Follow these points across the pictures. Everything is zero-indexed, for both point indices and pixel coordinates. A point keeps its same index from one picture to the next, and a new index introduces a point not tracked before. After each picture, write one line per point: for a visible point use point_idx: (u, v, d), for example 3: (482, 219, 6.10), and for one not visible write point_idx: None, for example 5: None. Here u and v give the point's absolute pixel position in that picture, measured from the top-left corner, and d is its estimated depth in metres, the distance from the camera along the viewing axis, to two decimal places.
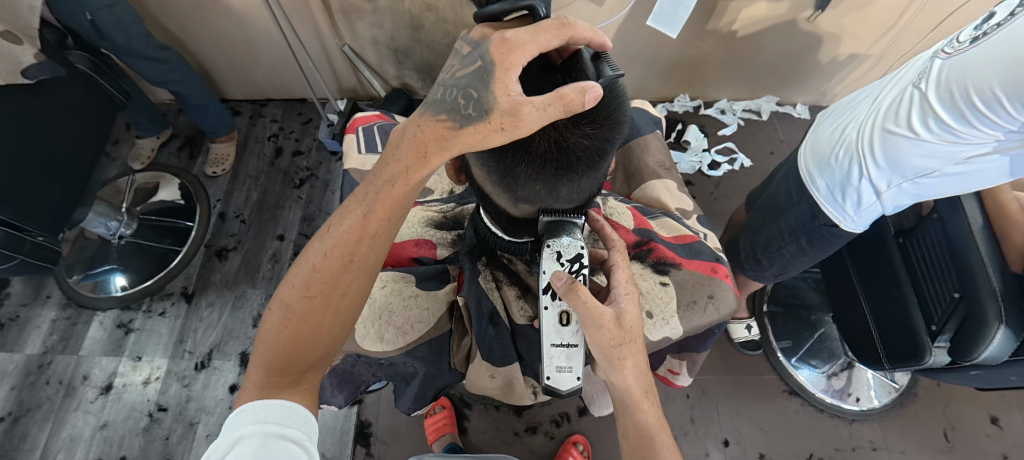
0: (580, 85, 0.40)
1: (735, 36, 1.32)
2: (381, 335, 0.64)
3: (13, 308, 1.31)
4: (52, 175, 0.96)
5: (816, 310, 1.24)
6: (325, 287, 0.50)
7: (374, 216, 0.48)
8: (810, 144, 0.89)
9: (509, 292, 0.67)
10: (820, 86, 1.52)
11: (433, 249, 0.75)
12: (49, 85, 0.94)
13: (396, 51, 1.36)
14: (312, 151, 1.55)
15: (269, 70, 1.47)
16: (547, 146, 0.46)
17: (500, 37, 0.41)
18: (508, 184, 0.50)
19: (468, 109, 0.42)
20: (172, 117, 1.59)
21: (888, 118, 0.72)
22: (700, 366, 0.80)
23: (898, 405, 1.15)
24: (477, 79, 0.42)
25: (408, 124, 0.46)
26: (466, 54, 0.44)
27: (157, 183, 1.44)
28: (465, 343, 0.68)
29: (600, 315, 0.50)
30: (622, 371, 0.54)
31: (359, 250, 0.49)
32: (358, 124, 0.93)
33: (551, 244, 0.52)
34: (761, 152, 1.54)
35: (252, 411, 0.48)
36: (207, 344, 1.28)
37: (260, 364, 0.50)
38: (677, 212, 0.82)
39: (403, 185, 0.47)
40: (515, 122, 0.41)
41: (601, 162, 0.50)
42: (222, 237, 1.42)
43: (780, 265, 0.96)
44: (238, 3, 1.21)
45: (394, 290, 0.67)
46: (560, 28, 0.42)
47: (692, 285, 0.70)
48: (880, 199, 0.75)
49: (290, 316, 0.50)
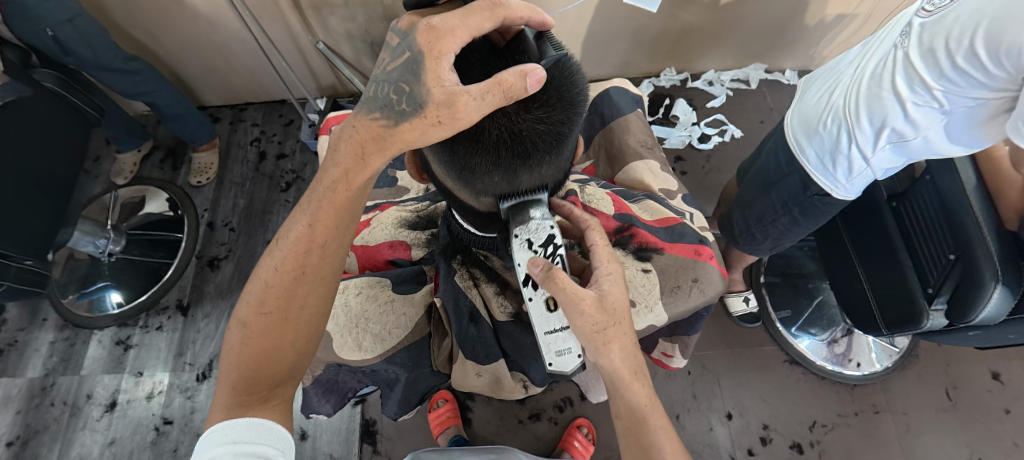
0: (520, 69, 0.38)
1: (718, 5, 1.29)
2: (359, 343, 0.63)
3: (11, 333, 1.31)
4: (36, 200, 0.96)
5: (813, 278, 1.24)
6: (281, 301, 0.49)
7: (320, 225, 0.48)
8: (796, 112, 0.87)
9: (487, 289, 0.67)
10: (808, 50, 1.49)
11: (408, 250, 0.74)
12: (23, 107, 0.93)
13: (372, 44, 1.33)
14: (295, 153, 1.53)
15: (245, 73, 1.44)
16: (499, 134, 0.44)
17: (427, 25, 0.39)
18: (466, 177, 0.48)
19: (403, 104, 0.41)
20: (151, 129, 1.56)
21: (874, 81, 0.70)
22: (693, 348, 0.78)
23: (899, 367, 1.15)
24: (407, 70, 0.40)
25: (345, 126, 0.45)
26: (395, 45, 0.42)
27: (142, 197, 1.43)
28: (447, 343, 0.68)
29: (581, 300, 0.49)
30: (609, 355, 0.52)
31: (311, 262, 0.49)
32: (331, 124, 0.91)
33: (519, 233, 0.50)
34: (750, 121, 1.52)
35: (227, 429, 0.47)
36: (207, 355, 1.27)
37: (228, 383, 0.50)
38: (660, 193, 0.80)
39: (346, 190, 0.47)
40: (452, 114, 0.39)
41: (561, 146, 0.48)
42: (213, 246, 1.41)
43: (774, 238, 0.95)
44: (204, 6, 1.17)
45: (370, 296, 0.66)
46: (492, 10, 0.40)
47: (676, 270, 0.69)
48: (870, 165, 0.74)
49: (249, 333, 0.50)
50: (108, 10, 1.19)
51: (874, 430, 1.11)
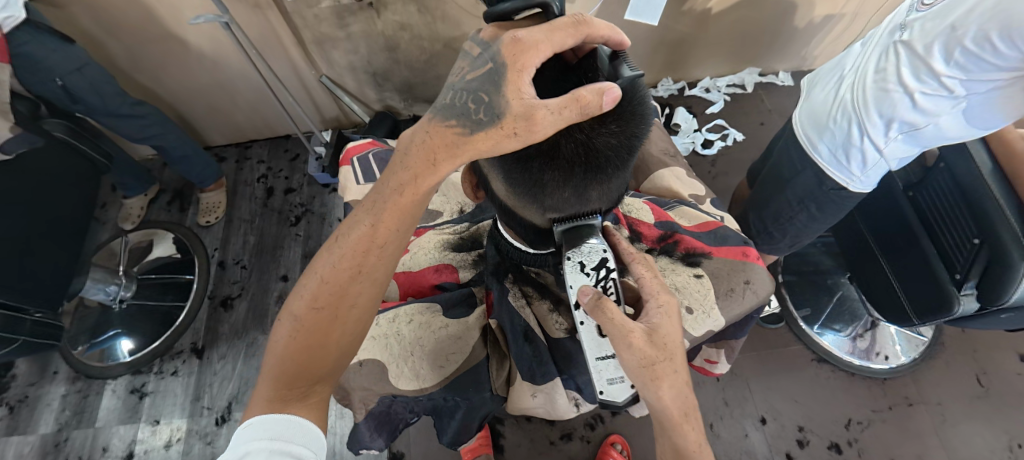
0: (596, 87, 0.38)
1: (710, 14, 1.33)
2: (417, 371, 0.61)
3: (20, 390, 1.27)
4: (47, 245, 0.95)
5: (831, 274, 1.23)
6: (335, 296, 0.48)
7: (382, 226, 0.47)
8: (803, 110, 0.88)
9: (541, 306, 0.65)
10: (800, 51, 1.52)
11: (455, 273, 0.75)
12: (29, 159, 0.91)
13: (375, 74, 1.36)
14: (303, 186, 1.53)
15: (250, 111, 1.46)
16: (573, 151, 0.43)
17: (513, 37, 0.39)
18: (535, 193, 0.47)
19: (480, 114, 0.41)
20: (157, 172, 1.56)
21: (880, 75, 0.72)
22: (739, 352, 0.76)
23: (927, 357, 1.15)
24: (488, 80, 0.40)
25: (416, 130, 0.45)
26: (476, 55, 0.42)
27: (151, 240, 1.42)
28: (506, 365, 0.66)
29: (630, 333, 0.45)
30: (658, 394, 0.46)
31: (368, 261, 0.48)
32: (352, 155, 0.85)
33: (572, 256, 0.50)
34: (750, 124, 1.54)
35: (260, 423, 0.45)
36: (225, 397, 1.25)
37: (271, 373, 0.48)
38: (690, 198, 0.80)
39: (412, 193, 0.46)
40: (529, 127, 0.39)
41: (628, 160, 0.48)
42: (224, 286, 1.39)
43: (793, 235, 0.95)
44: (207, 46, 1.19)
45: (422, 323, 0.65)
46: (576, 27, 0.40)
47: (727, 273, 0.67)
48: (884, 156, 0.74)
49: (298, 328, 0.48)
50: (113, 57, 1.20)
51: (910, 423, 1.09)
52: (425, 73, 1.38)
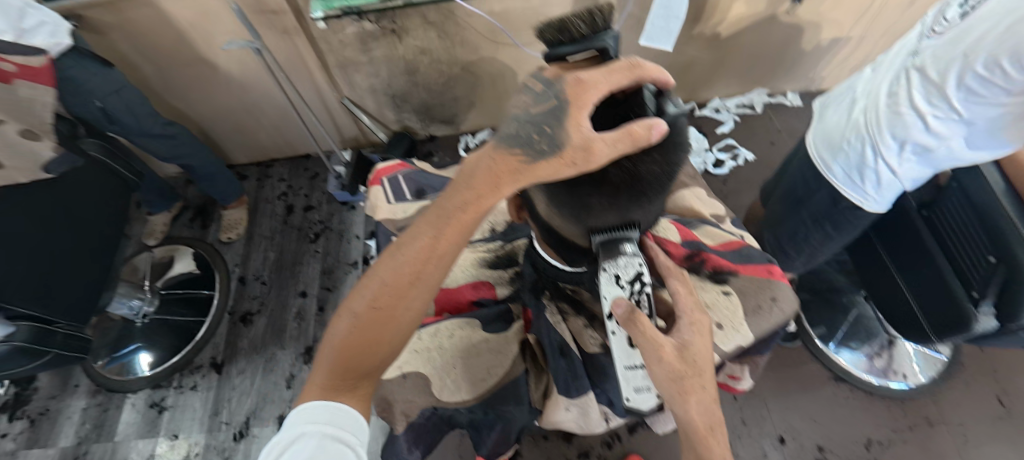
0: (647, 121, 0.39)
1: (720, 37, 1.37)
2: (459, 384, 0.64)
3: (42, 403, 1.30)
4: (76, 259, 0.94)
5: (846, 292, 1.24)
6: (393, 298, 0.45)
7: (444, 239, 0.45)
8: (817, 131, 0.90)
9: (576, 322, 0.65)
10: (808, 73, 1.56)
11: (492, 289, 0.75)
12: (59, 179, 0.91)
13: (394, 96, 1.41)
14: (322, 204, 1.57)
15: (273, 131, 1.51)
16: (621, 180, 0.44)
17: (576, 78, 0.41)
18: (580, 216, 0.47)
19: (543, 144, 0.41)
20: (181, 189, 1.61)
21: (893, 99, 0.74)
22: (762, 367, 0.76)
23: (945, 377, 1.14)
24: (551, 115, 0.41)
25: (481, 156, 0.45)
26: (540, 91, 0.43)
27: (172, 256, 1.45)
28: (544, 378, 0.68)
29: (661, 347, 0.46)
30: (686, 406, 0.48)
31: (426, 269, 0.45)
32: (382, 175, 0.89)
33: (608, 268, 0.48)
34: (761, 143, 1.57)
35: (311, 408, 0.47)
36: (243, 412, 1.26)
37: (327, 364, 0.48)
38: (711, 218, 0.81)
39: (476, 210, 0.44)
40: (587, 158, 0.39)
41: (665, 185, 0.48)
42: (244, 301, 1.42)
43: (808, 253, 0.98)
44: (236, 69, 1.24)
45: (463, 337, 0.67)
46: (631, 69, 0.41)
47: (753, 289, 0.69)
48: (897, 177, 0.76)
49: (358, 324, 0.46)
50: (147, 80, 1.25)
51: (931, 443, 1.08)
52: (442, 94, 1.43)
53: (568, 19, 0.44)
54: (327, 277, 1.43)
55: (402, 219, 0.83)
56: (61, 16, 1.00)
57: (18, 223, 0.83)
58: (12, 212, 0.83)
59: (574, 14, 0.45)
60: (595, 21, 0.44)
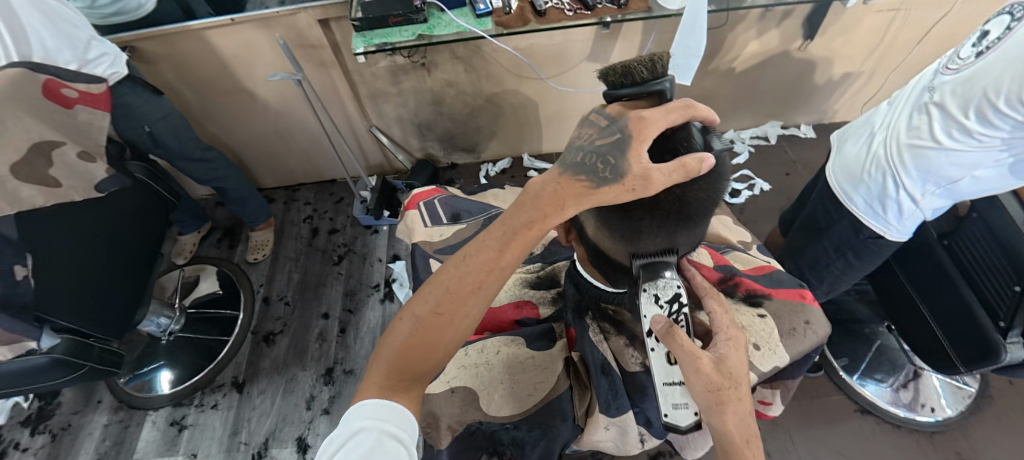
0: (698, 155, 0.43)
1: (734, 72, 1.42)
2: (505, 399, 0.65)
3: (64, 418, 1.31)
4: (119, 270, 0.94)
5: (869, 323, 1.23)
6: (454, 305, 0.48)
7: (509, 251, 0.47)
8: (837, 163, 0.93)
9: (618, 342, 0.64)
10: (820, 106, 1.60)
11: (535, 309, 0.79)
12: (112, 198, 0.93)
13: (420, 125, 1.47)
14: (346, 227, 1.61)
15: (302, 156, 1.57)
16: (671, 205, 0.48)
17: (638, 115, 0.44)
18: (630, 237, 0.51)
19: (606, 172, 0.44)
20: (211, 211, 1.67)
21: (912, 132, 0.77)
22: (795, 392, 0.73)
23: (975, 411, 1.12)
24: (615, 146, 0.44)
25: (545, 180, 0.48)
26: (604, 126, 0.46)
27: (198, 275, 1.48)
28: (587, 395, 0.67)
29: (700, 361, 0.46)
30: (722, 416, 0.47)
31: (488, 280, 0.48)
32: (418, 200, 0.92)
33: (647, 288, 0.50)
34: (776, 174, 1.59)
35: (368, 405, 0.48)
36: (263, 432, 1.25)
37: (384, 363, 0.49)
38: (739, 244, 0.83)
39: (539, 229, 0.47)
40: (646, 185, 0.43)
41: (709, 212, 0.52)
42: (268, 322, 1.44)
43: (830, 282, 0.99)
44: (274, 97, 1.31)
45: (509, 354, 0.69)
46: (685, 109, 0.45)
47: (787, 312, 0.69)
48: (919, 207, 0.78)
49: (419, 329, 0.48)
50: (189, 107, 1.33)
51: None
52: (466, 123, 1.49)
53: (632, 64, 0.47)
54: (349, 299, 1.46)
55: (438, 242, 0.86)
56: (118, 48, 1.07)
57: (68, 234, 0.84)
58: (60, 224, 0.83)
59: (636, 60, 0.48)
60: (656, 67, 0.47)
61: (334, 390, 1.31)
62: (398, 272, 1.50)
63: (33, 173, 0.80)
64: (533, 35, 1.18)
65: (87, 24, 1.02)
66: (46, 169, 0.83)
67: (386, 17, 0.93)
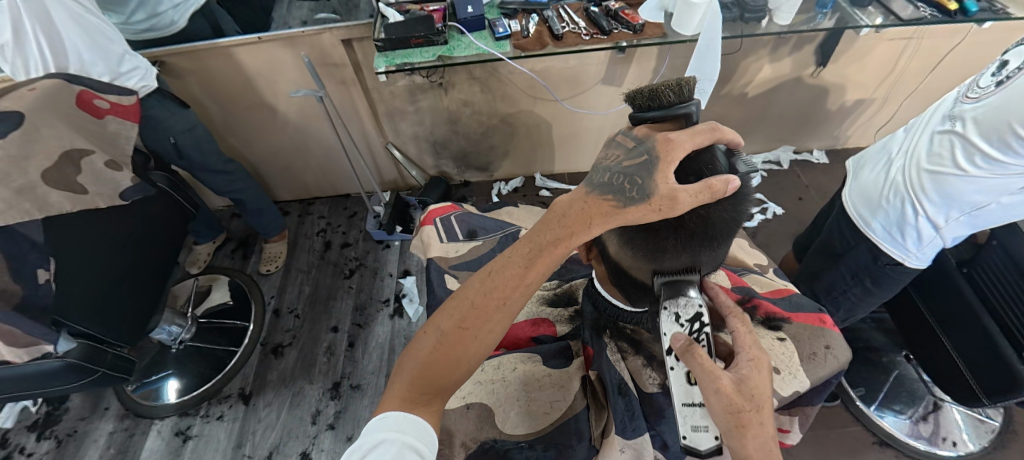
0: (724, 176, 0.43)
1: (747, 97, 1.43)
2: (521, 418, 0.65)
3: (71, 424, 1.32)
4: (137, 277, 0.95)
5: (886, 352, 1.21)
6: (479, 320, 0.48)
7: (535, 268, 0.48)
8: (854, 187, 0.93)
9: (635, 361, 0.64)
10: (832, 132, 1.60)
11: (552, 327, 0.78)
12: (137, 206, 0.95)
13: (435, 143, 1.50)
14: (359, 241, 1.63)
15: (318, 171, 1.60)
16: (696, 225, 0.49)
17: (664, 136, 0.45)
18: (654, 257, 0.51)
19: (632, 192, 0.45)
20: (226, 222, 1.70)
21: (933, 159, 0.77)
22: (814, 419, 0.71)
23: (998, 447, 1.08)
24: (642, 167, 0.45)
25: (571, 199, 0.49)
26: (631, 147, 0.47)
27: (211, 285, 1.49)
28: (605, 415, 0.65)
29: (719, 381, 0.45)
30: (744, 440, 0.46)
31: (513, 296, 0.48)
32: (434, 215, 0.93)
33: (668, 306, 0.49)
34: (789, 198, 1.58)
35: (390, 417, 0.48)
36: (267, 445, 1.24)
37: (407, 375, 0.50)
38: (755, 267, 0.83)
39: (565, 247, 0.48)
40: (672, 205, 0.43)
41: (733, 231, 0.52)
42: (277, 334, 1.44)
43: (847, 308, 0.98)
44: (295, 113, 1.35)
45: (526, 371, 0.69)
46: (712, 132, 0.46)
47: (807, 336, 0.68)
48: (941, 234, 0.78)
49: (444, 342, 0.49)
50: (212, 121, 1.37)
51: None
52: (480, 142, 1.51)
53: (659, 88, 0.48)
54: (359, 314, 1.46)
55: (453, 258, 0.87)
56: (149, 62, 1.12)
57: (95, 240, 0.86)
58: (88, 230, 0.84)
59: (663, 84, 0.49)
60: (683, 90, 0.48)
61: (340, 405, 1.30)
62: (408, 288, 1.50)
63: (62, 180, 0.83)
64: (549, 58, 1.20)
65: (122, 39, 1.05)
66: (74, 176, 0.84)
67: (408, 38, 0.96)
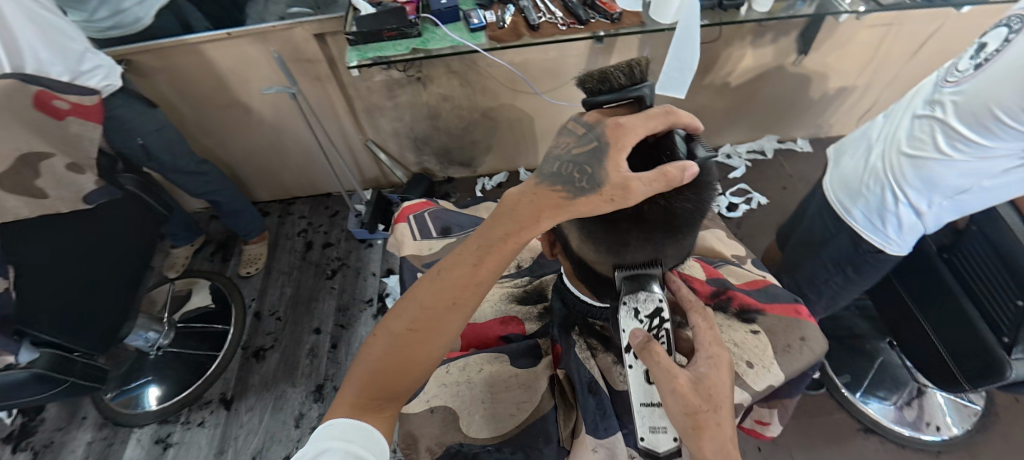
0: (680, 163, 0.42)
1: (729, 86, 1.42)
2: (484, 421, 0.63)
3: (47, 434, 1.28)
4: (105, 282, 0.92)
5: (870, 339, 1.21)
6: (430, 321, 0.47)
7: (485, 265, 0.46)
8: (834, 176, 0.92)
9: (605, 359, 0.63)
10: (815, 120, 1.60)
11: (521, 325, 0.76)
12: (101, 209, 0.92)
13: (415, 139, 1.47)
14: (341, 241, 1.60)
15: (297, 170, 1.57)
16: (656, 216, 0.47)
17: (615, 122, 0.43)
18: (616, 250, 0.50)
19: (583, 182, 0.43)
20: (204, 224, 1.66)
21: (913, 144, 0.76)
22: (792, 412, 0.72)
23: (981, 430, 1.09)
24: (592, 155, 0.43)
25: (521, 192, 0.47)
26: (581, 134, 0.45)
27: (190, 288, 1.45)
28: (573, 415, 0.65)
29: (676, 379, 0.45)
30: (700, 444, 0.45)
31: (464, 295, 0.47)
32: (408, 212, 0.91)
33: (626, 300, 0.48)
34: (774, 188, 1.58)
35: (338, 424, 0.46)
36: (249, 451, 1.22)
37: (357, 382, 0.48)
38: (733, 258, 0.82)
39: (516, 241, 0.46)
40: (625, 195, 0.42)
41: (698, 221, 0.51)
42: (258, 337, 1.42)
43: (830, 297, 0.98)
44: (269, 111, 1.32)
45: (491, 372, 0.67)
46: (666, 115, 0.44)
47: (782, 329, 0.67)
48: (923, 219, 0.78)
49: (394, 344, 0.47)
50: (184, 122, 1.33)
51: None
52: (462, 137, 1.49)
53: (609, 71, 0.47)
54: (341, 314, 1.44)
55: (427, 256, 0.84)
56: (115, 61, 1.09)
57: (55, 245, 0.82)
58: (47, 236, 0.81)
59: (613, 66, 0.48)
60: (634, 72, 0.47)
61: (323, 408, 1.28)
62: (392, 287, 1.48)
63: (20, 185, 0.78)
64: (528, 50, 1.18)
65: (83, 37, 1.02)
66: (33, 180, 0.80)
67: (380, 31, 0.94)
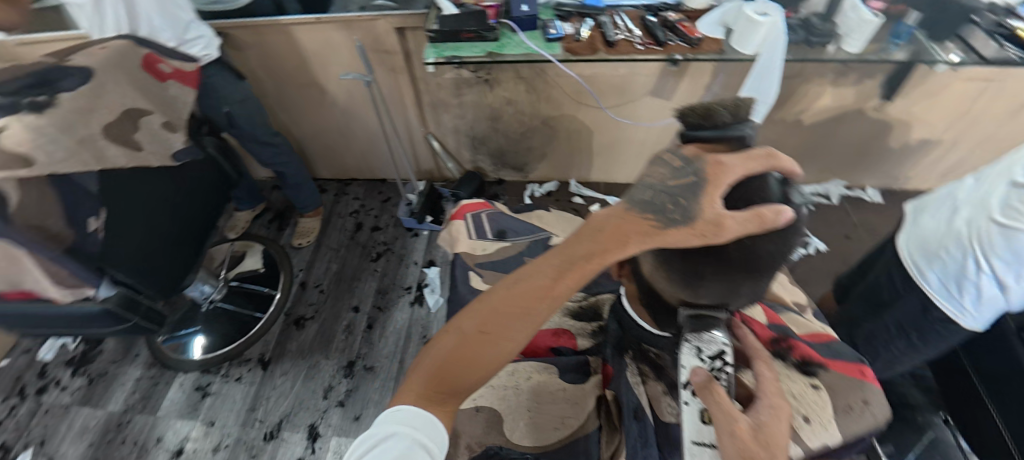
0: (776, 206, 0.41)
1: (802, 124, 1.37)
2: (528, 428, 0.66)
3: (104, 365, 1.39)
4: (178, 235, 1.00)
5: (923, 411, 1.13)
6: (501, 326, 0.48)
7: (565, 279, 0.47)
8: (910, 234, 0.87)
9: (655, 388, 0.61)
10: (890, 170, 1.51)
11: (573, 340, 0.78)
12: (184, 167, 0.99)
13: (474, 138, 1.50)
14: (389, 226, 1.65)
15: (359, 154, 1.63)
16: (738, 255, 0.46)
17: (716, 160, 0.42)
18: (690, 282, 0.49)
19: (674, 213, 0.43)
20: (267, 193, 1.76)
21: (1006, 212, 0.70)
22: None
23: None
24: (688, 188, 0.43)
25: (608, 214, 0.47)
26: (679, 167, 0.44)
27: (245, 251, 1.54)
28: (615, 439, 0.64)
29: (734, 421, 0.45)
30: None
31: (537, 308, 0.47)
32: (465, 210, 0.93)
33: (690, 339, 0.51)
34: (835, 235, 1.50)
35: (403, 411, 0.50)
36: (278, 413, 1.28)
37: (425, 373, 0.51)
38: (793, 306, 0.79)
39: (598, 263, 0.46)
40: (717, 231, 0.41)
41: (778, 265, 0.49)
42: (301, 306, 1.48)
43: (887, 360, 0.93)
44: (343, 94, 1.38)
45: (540, 381, 0.70)
46: (768, 158, 0.43)
47: (843, 388, 0.64)
48: (1005, 294, 0.72)
49: (462, 342, 0.49)
50: (265, 95, 1.41)
51: None
52: (520, 142, 1.50)
53: (714, 108, 0.47)
54: (380, 297, 1.48)
55: (481, 256, 0.87)
56: (213, 33, 1.16)
57: (142, 195, 0.90)
58: (138, 185, 0.88)
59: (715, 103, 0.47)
60: (739, 112, 0.47)
61: (352, 384, 1.32)
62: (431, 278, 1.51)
63: (121, 136, 0.85)
64: (599, 64, 1.18)
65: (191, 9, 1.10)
66: (132, 133, 0.87)
67: (459, 31, 0.97)
